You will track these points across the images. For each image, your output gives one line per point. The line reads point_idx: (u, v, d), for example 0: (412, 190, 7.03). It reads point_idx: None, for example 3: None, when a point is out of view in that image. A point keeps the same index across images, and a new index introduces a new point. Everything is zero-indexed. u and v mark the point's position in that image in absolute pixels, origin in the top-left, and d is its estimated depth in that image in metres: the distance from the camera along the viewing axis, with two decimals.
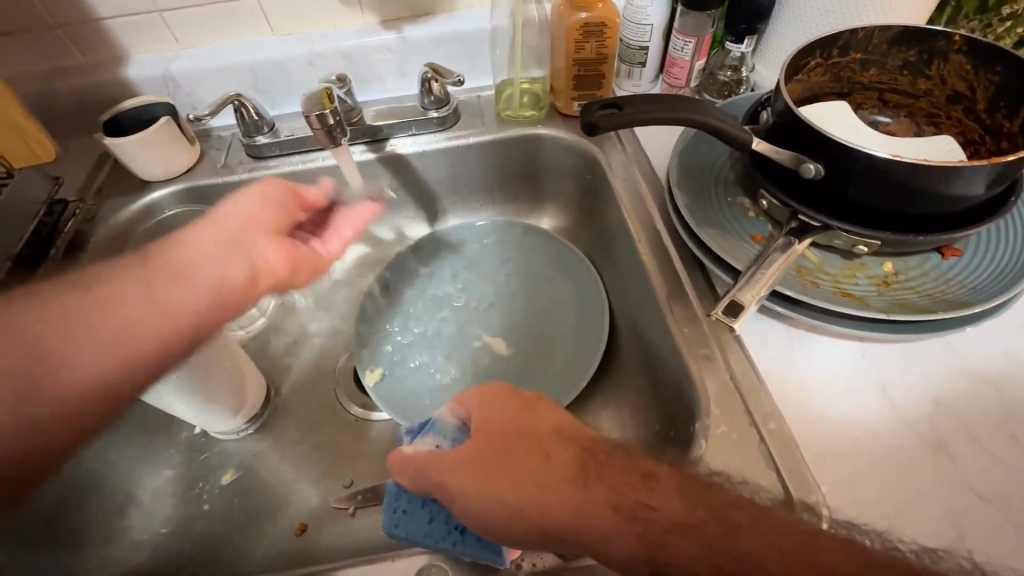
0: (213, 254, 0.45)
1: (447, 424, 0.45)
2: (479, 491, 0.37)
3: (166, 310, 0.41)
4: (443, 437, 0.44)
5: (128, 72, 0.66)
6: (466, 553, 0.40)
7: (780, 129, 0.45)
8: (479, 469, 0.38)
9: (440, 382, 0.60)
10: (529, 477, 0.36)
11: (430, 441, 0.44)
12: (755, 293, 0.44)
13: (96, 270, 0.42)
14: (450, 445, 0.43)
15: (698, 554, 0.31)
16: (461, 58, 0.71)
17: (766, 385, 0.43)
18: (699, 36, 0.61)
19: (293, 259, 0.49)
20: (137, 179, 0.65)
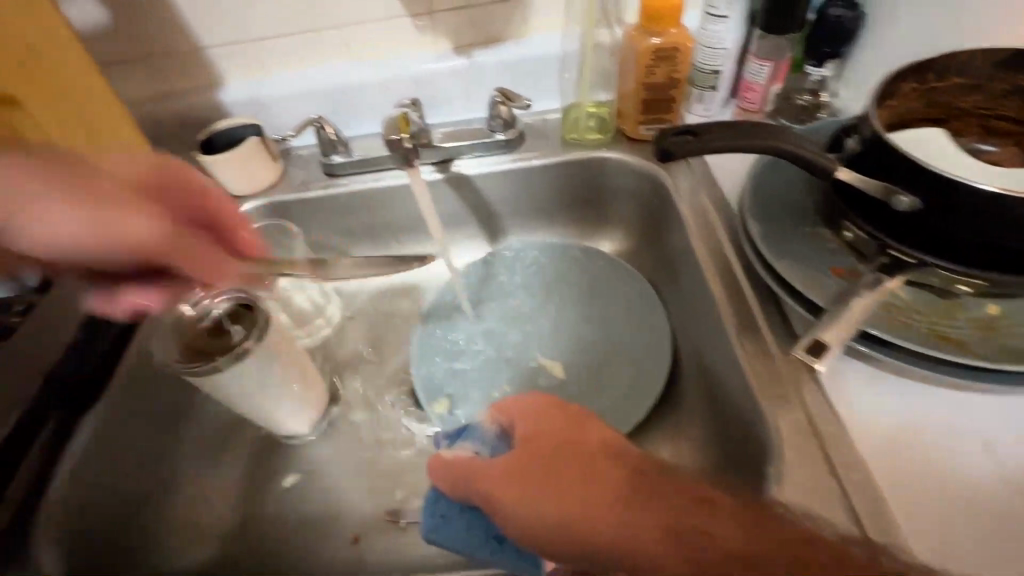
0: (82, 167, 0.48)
1: (486, 431, 0.47)
2: (525, 504, 0.37)
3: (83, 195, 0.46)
4: (483, 443, 0.46)
5: (223, 96, 0.72)
6: (505, 561, 0.43)
7: (868, 157, 0.42)
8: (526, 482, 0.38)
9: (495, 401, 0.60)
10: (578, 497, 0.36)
11: (469, 448, 0.46)
12: (840, 333, 0.41)
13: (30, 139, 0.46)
14: (488, 452, 0.46)
15: None
16: (528, 82, 0.72)
17: (848, 432, 0.40)
18: (777, 60, 0.59)
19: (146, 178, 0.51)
20: (225, 194, 0.70)
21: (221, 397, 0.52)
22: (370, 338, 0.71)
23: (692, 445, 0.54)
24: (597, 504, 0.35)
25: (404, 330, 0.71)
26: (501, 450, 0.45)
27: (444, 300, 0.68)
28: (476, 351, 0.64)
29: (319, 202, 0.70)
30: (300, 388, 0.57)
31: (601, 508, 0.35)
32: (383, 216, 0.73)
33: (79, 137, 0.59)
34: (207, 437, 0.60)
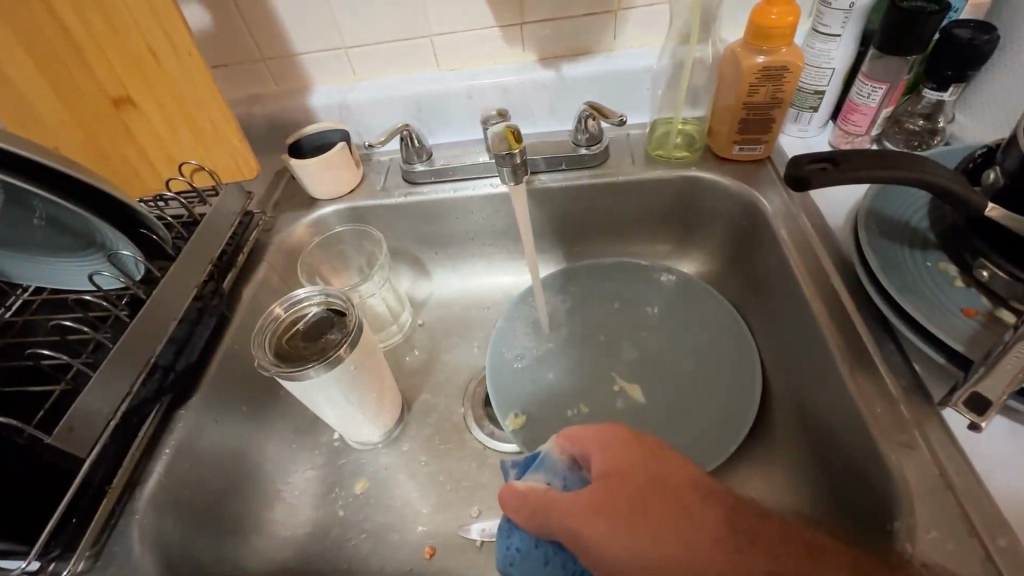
0: None
1: (556, 462, 0.42)
2: (616, 543, 0.34)
3: None
4: (554, 475, 0.42)
5: (311, 101, 0.73)
6: None
7: (1017, 191, 0.39)
8: (612, 524, 0.35)
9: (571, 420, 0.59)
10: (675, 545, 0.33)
11: (539, 479, 0.42)
12: (1000, 387, 0.36)
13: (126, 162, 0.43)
14: (561, 485, 0.41)
15: None
16: (615, 96, 0.71)
17: (988, 490, 0.37)
18: (893, 82, 0.56)
19: None
20: (309, 197, 0.72)
21: (308, 400, 0.52)
22: (441, 348, 0.71)
23: (785, 484, 0.51)
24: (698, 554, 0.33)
25: (474, 341, 0.71)
26: (577, 484, 0.40)
27: (516, 313, 0.67)
28: (551, 367, 0.63)
29: (398, 208, 0.71)
30: (379, 395, 0.58)
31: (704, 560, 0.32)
32: (459, 225, 0.72)
33: (185, 137, 0.61)
34: (285, 436, 0.61)
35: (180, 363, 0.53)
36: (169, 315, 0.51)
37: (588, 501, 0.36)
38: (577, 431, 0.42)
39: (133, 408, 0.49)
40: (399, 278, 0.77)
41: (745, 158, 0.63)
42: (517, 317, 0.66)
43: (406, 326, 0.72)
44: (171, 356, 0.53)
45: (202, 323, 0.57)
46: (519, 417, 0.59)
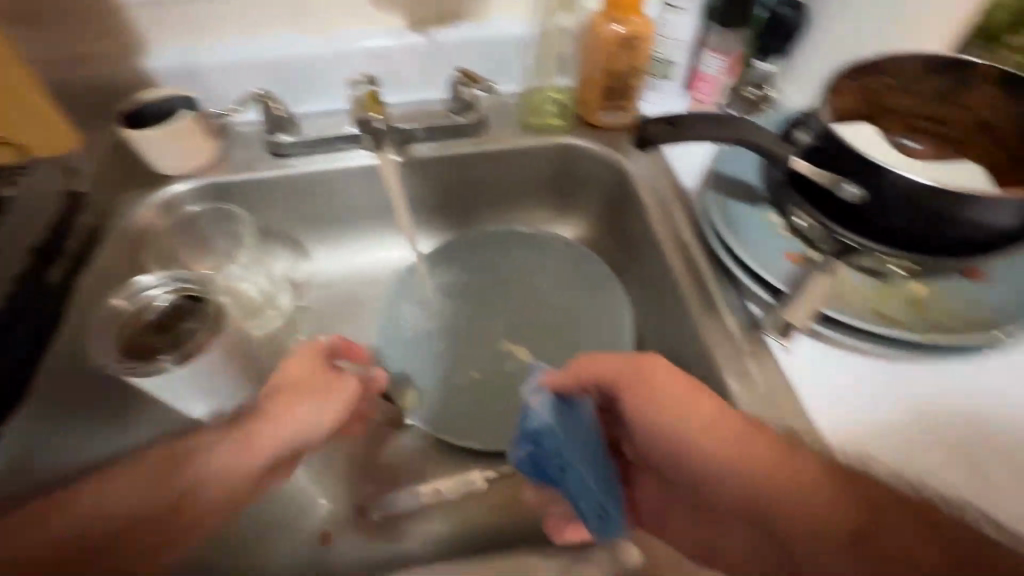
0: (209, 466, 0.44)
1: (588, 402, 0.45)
2: (694, 418, 0.40)
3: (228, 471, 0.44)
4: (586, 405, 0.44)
5: (148, 63, 0.64)
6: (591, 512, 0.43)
7: (819, 151, 0.46)
8: (695, 411, 0.40)
9: (462, 388, 0.60)
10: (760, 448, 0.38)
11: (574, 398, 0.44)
12: (803, 313, 0.44)
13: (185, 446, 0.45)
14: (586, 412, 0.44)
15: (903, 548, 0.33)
16: (488, 64, 0.70)
17: (805, 403, 0.44)
18: (731, 54, 0.62)
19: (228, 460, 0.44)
20: (155, 174, 0.63)
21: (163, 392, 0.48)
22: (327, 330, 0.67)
23: None
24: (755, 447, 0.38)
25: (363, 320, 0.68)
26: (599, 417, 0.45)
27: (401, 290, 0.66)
28: (441, 338, 0.63)
29: (266, 184, 0.65)
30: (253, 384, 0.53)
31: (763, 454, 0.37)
32: (336, 200, 0.69)
33: None
34: (151, 438, 0.55)
35: None
36: None
37: (681, 389, 0.41)
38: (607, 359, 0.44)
39: None
40: (274, 260, 0.71)
41: (612, 124, 0.67)
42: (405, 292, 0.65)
43: (285, 310, 0.68)
44: None
45: None
46: (409, 395, 0.59)
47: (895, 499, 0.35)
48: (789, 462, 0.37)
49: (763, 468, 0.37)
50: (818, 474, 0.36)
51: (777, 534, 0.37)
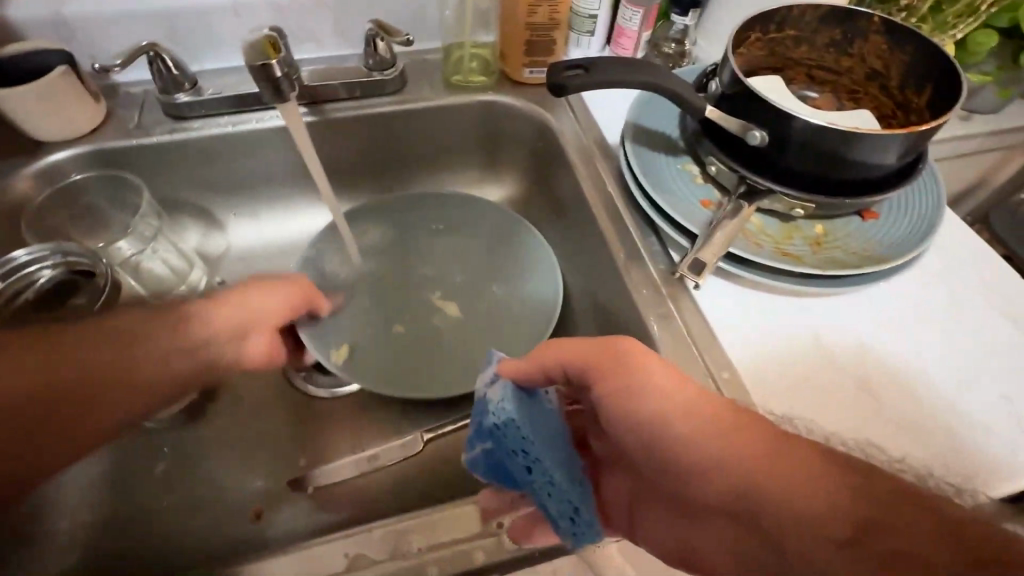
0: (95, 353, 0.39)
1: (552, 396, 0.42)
2: (677, 412, 0.36)
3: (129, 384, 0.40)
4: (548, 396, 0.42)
5: (7, 12, 0.56)
6: (562, 523, 0.37)
7: (729, 98, 0.47)
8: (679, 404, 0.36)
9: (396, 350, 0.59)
10: (748, 440, 0.34)
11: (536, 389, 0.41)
12: (714, 252, 0.46)
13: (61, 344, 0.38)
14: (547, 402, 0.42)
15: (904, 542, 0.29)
16: (405, 18, 0.67)
17: (719, 339, 0.46)
18: (647, 7, 0.63)
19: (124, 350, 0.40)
20: (28, 140, 0.56)
21: None
22: None
23: None
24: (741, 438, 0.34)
25: None
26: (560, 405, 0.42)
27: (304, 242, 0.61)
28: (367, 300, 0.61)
29: (163, 148, 0.60)
30: None
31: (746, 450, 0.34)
32: (247, 165, 0.64)
33: None
34: None
35: None
36: None
37: (662, 385, 0.37)
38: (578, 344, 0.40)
39: None
40: (182, 233, 0.66)
41: (536, 81, 0.66)
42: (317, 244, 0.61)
43: (198, 285, 0.63)
44: None
45: None
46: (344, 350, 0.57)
47: (881, 482, 0.32)
48: (772, 454, 0.34)
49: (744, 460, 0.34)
50: (799, 460, 0.33)
51: (765, 533, 0.33)
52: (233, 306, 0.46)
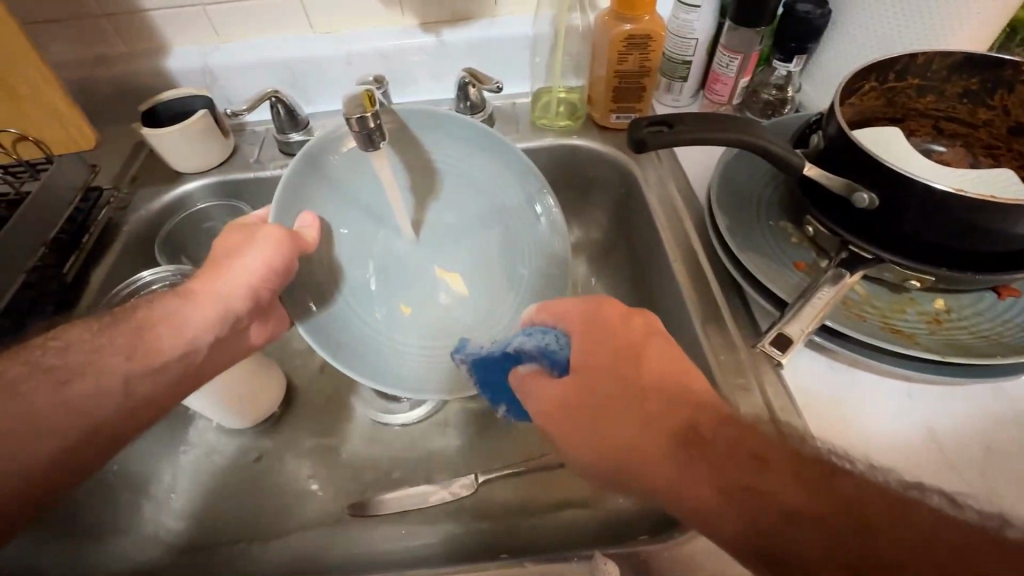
0: (116, 359, 0.39)
1: (528, 343, 0.38)
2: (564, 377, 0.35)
3: (150, 373, 0.40)
4: (535, 349, 0.37)
5: (168, 63, 0.66)
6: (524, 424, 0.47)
7: (834, 154, 0.43)
8: (587, 349, 0.36)
9: (381, 321, 0.55)
10: (621, 407, 0.33)
11: (532, 345, 0.37)
12: (802, 327, 0.41)
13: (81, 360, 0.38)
14: (540, 354, 0.37)
15: (778, 488, 0.28)
16: (498, 65, 0.70)
17: (805, 419, 0.41)
18: (747, 53, 0.60)
19: (151, 348, 0.40)
20: (171, 170, 0.65)
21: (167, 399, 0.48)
22: None
23: None
24: (595, 362, 0.35)
25: None
26: (552, 353, 0.36)
27: (309, 182, 0.50)
28: (355, 256, 0.55)
29: (274, 180, 0.66)
30: (254, 384, 0.54)
31: (616, 390, 0.33)
32: None
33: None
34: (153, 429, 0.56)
35: None
36: None
37: (577, 329, 0.37)
38: (556, 304, 0.39)
39: None
40: None
41: (623, 126, 0.65)
42: (320, 190, 0.52)
43: None
44: None
45: (37, 312, 0.51)
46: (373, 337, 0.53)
47: (753, 443, 0.30)
48: (648, 416, 0.32)
49: (612, 404, 0.33)
50: (681, 419, 0.32)
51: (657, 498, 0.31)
52: (229, 267, 0.44)
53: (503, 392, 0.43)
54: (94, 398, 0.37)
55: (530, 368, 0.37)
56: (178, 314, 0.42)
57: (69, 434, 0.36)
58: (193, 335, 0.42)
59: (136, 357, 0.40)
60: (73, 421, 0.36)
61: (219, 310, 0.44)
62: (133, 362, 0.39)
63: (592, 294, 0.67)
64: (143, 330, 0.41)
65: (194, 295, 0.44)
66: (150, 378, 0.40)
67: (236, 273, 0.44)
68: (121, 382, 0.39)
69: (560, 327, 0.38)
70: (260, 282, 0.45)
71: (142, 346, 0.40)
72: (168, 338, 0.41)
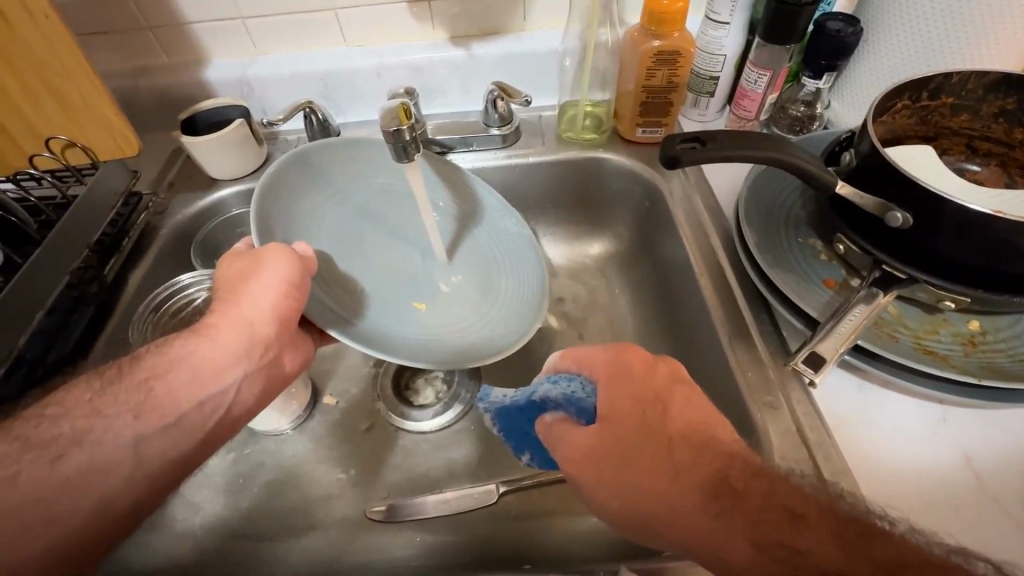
0: (123, 414, 0.36)
1: (553, 391, 0.39)
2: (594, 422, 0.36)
3: (162, 427, 0.37)
4: (560, 399, 0.38)
5: (207, 74, 0.69)
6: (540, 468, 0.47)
7: (865, 173, 0.43)
8: (611, 395, 0.36)
9: (375, 306, 0.51)
10: (651, 457, 0.33)
11: (558, 394, 0.38)
12: (836, 346, 0.40)
13: (93, 405, 0.36)
14: (566, 404, 0.38)
15: (813, 543, 0.28)
16: (525, 78, 0.71)
17: (835, 440, 0.41)
18: (775, 70, 0.60)
19: (158, 402, 0.37)
20: (206, 177, 0.67)
21: None
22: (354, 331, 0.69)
23: None
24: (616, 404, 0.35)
25: None
26: (579, 403, 0.37)
27: (299, 179, 0.51)
28: (356, 258, 0.54)
29: None
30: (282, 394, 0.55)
31: (640, 435, 0.34)
32: None
33: (51, 110, 0.55)
34: None
35: (51, 356, 0.50)
36: (33, 307, 0.47)
37: (601, 371, 0.38)
38: (579, 351, 0.40)
39: None
40: None
41: (648, 140, 0.66)
42: (312, 187, 0.53)
43: None
44: (39, 350, 0.49)
45: (78, 312, 0.53)
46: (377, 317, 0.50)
47: (782, 495, 0.30)
48: (677, 468, 0.32)
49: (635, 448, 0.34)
50: (713, 471, 0.32)
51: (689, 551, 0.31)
52: (241, 301, 0.41)
53: (526, 440, 0.45)
54: (106, 454, 0.34)
55: (556, 416, 0.38)
56: (190, 357, 0.39)
57: (88, 481, 0.34)
58: (209, 378, 0.39)
59: (146, 414, 0.36)
60: (89, 478, 0.34)
61: (236, 349, 0.40)
62: (142, 420, 0.36)
63: (615, 307, 0.67)
64: (152, 381, 0.37)
65: (206, 333, 0.41)
66: (165, 430, 0.37)
67: (251, 308, 0.41)
68: (131, 443, 0.35)
69: (584, 374, 0.39)
70: (275, 317, 0.41)
71: (150, 401, 0.37)
72: (178, 385, 0.38)
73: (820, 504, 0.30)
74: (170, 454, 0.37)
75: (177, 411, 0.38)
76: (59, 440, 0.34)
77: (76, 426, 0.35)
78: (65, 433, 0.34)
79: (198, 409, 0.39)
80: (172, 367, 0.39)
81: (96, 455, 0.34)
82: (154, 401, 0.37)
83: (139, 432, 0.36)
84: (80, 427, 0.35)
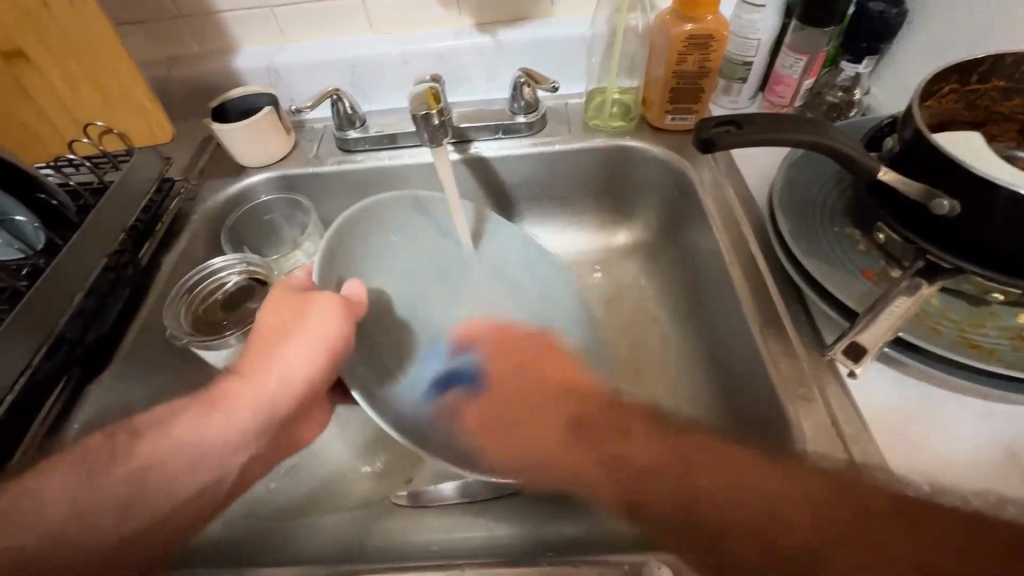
0: (121, 500, 0.36)
1: None
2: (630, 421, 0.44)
3: (163, 506, 0.37)
4: None
5: (236, 63, 0.70)
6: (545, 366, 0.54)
7: (910, 158, 0.41)
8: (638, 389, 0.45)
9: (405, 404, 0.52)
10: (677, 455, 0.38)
11: None
12: (878, 337, 0.39)
13: (90, 485, 0.36)
14: None
15: (829, 527, 0.31)
16: (551, 65, 0.70)
17: (872, 435, 0.40)
18: (813, 54, 0.58)
19: (163, 481, 0.38)
20: (236, 164, 0.68)
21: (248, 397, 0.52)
22: None
23: None
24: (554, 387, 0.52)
25: None
26: None
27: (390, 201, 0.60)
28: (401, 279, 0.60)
29: (332, 176, 0.69)
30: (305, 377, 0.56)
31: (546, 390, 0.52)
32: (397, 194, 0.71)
33: (89, 97, 0.56)
34: None
35: (89, 337, 0.51)
36: (72, 288, 0.49)
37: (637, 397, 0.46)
38: None
39: (36, 382, 0.46)
40: None
41: (678, 128, 0.64)
42: (401, 210, 0.61)
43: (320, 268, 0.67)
44: (79, 330, 0.50)
45: (114, 295, 0.54)
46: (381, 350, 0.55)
47: (821, 490, 0.32)
48: (712, 465, 0.37)
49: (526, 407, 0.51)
50: (751, 466, 0.36)
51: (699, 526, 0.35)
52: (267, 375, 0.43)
53: None
54: (98, 534, 0.35)
55: None
56: (202, 434, 0.40)
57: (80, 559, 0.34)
58: (238, 434, 0.41)
59: (146, 499, 0.37)
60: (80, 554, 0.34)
61: (257, 415, 0.42)
62: (140, 506, 0.37)
63: (640, 298, 0.67)
64: (157, 462, 0.38)
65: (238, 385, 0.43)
66: (161, 516, 0.37)
67: (291, 357, 0.44)
68: (123, 528, 0.36)
69: None
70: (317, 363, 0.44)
71: (154, 480, 0.37)
72: (191, 463, 0.39)
73: (876, 504, 0.31)
74: (167, 530, 0.37)
75: (180, 499, 0.38)
76: (58, 516, 0.35)
77: (73, 505, 0.36)
78: (61, 514, 0.35)
79: (205, 489, 0.39)
80: (182, 445, 0.39)
81: (89, 534, 0.35)
82: (158, 484, 0.38)
83: (137, 515, 0.36)
84: (76, 509, 0.35)
